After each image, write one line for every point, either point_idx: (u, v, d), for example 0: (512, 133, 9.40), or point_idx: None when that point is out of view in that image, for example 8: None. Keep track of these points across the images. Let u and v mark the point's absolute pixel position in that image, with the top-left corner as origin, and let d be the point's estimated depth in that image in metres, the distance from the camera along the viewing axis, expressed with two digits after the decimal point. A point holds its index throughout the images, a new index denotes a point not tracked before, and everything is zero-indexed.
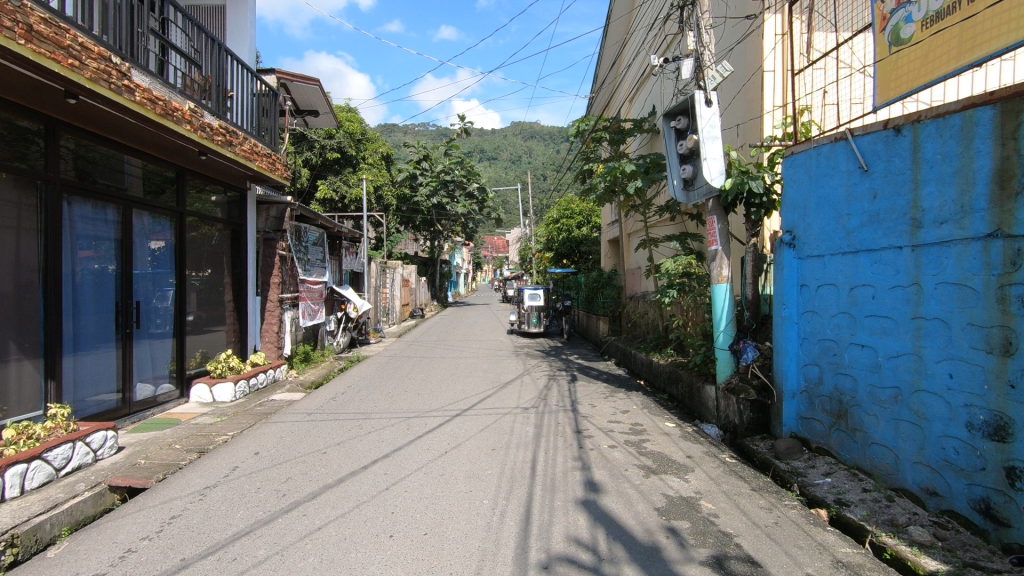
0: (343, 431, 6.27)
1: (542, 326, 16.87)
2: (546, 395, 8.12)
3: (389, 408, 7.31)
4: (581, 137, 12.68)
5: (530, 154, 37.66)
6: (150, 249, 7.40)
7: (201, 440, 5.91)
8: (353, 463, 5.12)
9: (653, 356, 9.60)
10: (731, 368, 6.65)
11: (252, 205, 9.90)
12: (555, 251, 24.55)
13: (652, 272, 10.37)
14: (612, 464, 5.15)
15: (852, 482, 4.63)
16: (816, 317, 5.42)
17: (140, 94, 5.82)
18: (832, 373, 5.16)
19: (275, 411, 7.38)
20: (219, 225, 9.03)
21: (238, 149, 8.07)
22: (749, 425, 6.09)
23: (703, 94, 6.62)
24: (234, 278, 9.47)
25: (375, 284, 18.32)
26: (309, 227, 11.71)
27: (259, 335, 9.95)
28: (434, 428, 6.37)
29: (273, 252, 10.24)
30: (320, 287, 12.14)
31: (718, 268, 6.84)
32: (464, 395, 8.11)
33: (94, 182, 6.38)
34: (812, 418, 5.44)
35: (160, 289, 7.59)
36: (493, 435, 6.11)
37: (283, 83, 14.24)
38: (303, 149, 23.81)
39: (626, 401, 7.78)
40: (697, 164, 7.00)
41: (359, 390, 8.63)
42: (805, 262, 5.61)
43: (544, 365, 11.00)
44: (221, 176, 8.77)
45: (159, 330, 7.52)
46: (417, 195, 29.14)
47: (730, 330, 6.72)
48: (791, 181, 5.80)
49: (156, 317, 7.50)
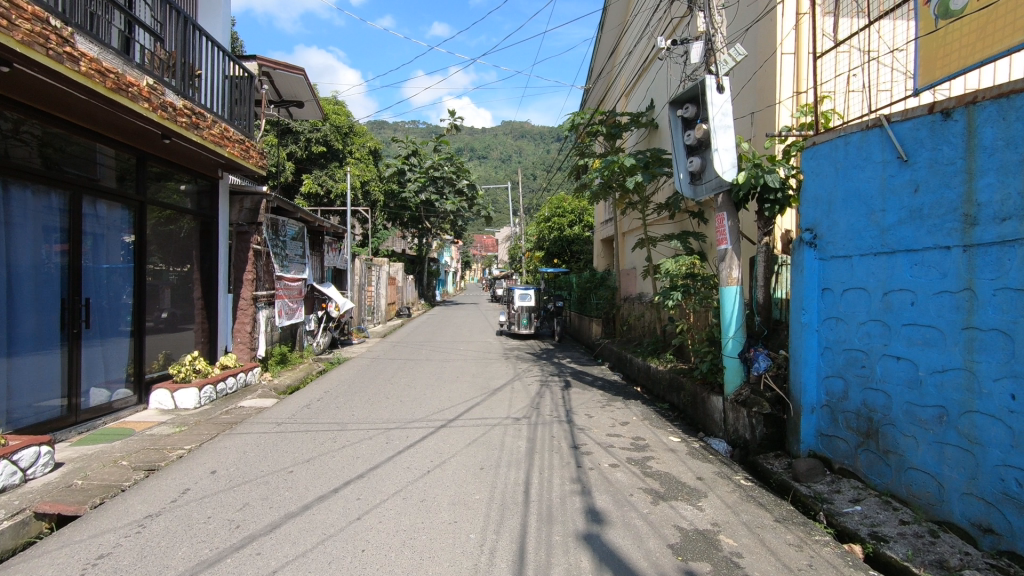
0: (315, 445, 5.64)
1: (533, 327, 16.28)
2: (539, 404, 7.55)
3: (367, 418, 6.68)
4: (576, 132, 12.16)
5: (520, 152, 37.16)
6: (123, 242, 6.96)
7: (153, 455, 5.24)
8: (321, 486, 4.49)
9: (651, 361, 9.05)
10: (740, 378, 6.12)
11: (224, 195, 9.21)
12: (547, 251, 24.02)
13: (651, 272, 9.85)
14: (615, 488, 4.58)
15: (886, 511, 4.10)
16: (841, 324, 4.89)
17: (86, 64, 5.13)
18: (859, 387, 4.64)
19: (242, 419, 6.71)
20: (187, 216, 8.34)
21: (206, 132, 7.38)
22: (761, 442, 5.56)
23: (714, 79, 6.08)
24: (203, 274, 8.77)
25: (360, 282, 17.61)
26: (288, 221, 11.02)
27: (230, 336, 9.24)
28: (416, 442, 5.76)
29: (247, 246, 9.51)
30: (298, 285, 11.45)
31: (727, 269, 6.31)
32: (450, 403, 7.51)
33: (58, 171, 5.98)
34: (834, 437, 4.93)
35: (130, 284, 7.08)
36: (481, 450, 5.51)
37: (265, 70, 13.55)
38: (288, 142, 23.03)
39: (624, 412, 7.21)
40: (706, 156, 6.47)
41: (337, 397, 7.99)
42: (827, 263, 5.09)
43: (535, 370, 10.42)
44: (189, 163, 8.09)
45: (130, 328, 7.05)
46: (405, 191, 28.45)
47: (739, 336, 6.19)
48: (812, 174, 5.29)
49: (126, 314, 7.00)
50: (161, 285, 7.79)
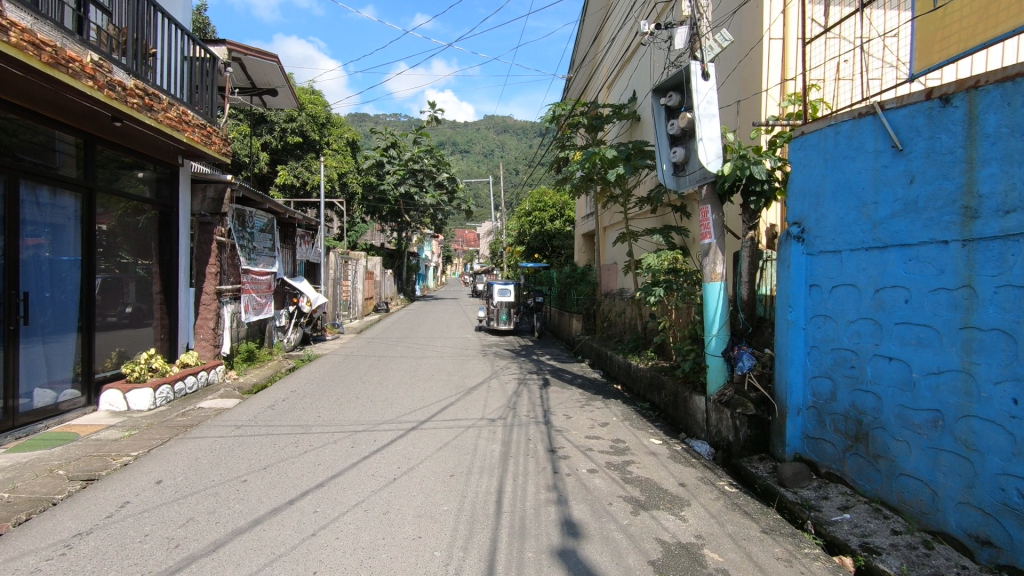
0: (274, 450, 5.28)
1: (512, 323, 15.99)
2: (515, 403, 7.26)
3: (334, 420, 6.33)
4: (557, 123, 11.88)
5: (502, 146, 36.75)
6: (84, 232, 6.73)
7: (94, 462, 4.82)
8: (275, 498, 4.13)
9: (632, 358, 8.82)
10: (723, 377, 5.92)
11: (185, 182, 8.70)
12: (528, 246, 23.73)
13: (631, 268, 9.62)
14: (593, 496, 4.30)
15: (876, 520, 3.89)
16: (829, 322, 4.68)
17: (17, 35, 4.66)
18: (848, 389, 4.43)
19: (199, 422, 6.29)
20: (143, 205, 7.85)
21: (161, 115, 6.91)
22: (745, 444, 5.34)
23: (699, 66, 5.80)
24: (161, 266, 8.29)
25: (336, 276, 17.11)
26: (256, 212, 10.54)
27: (192, 332, 8.78)
28: (384, 446, 5.42)
29: (210, 238, 9.01)
30: (267, 278, 10.99)
31: (711, 264, 6.07)
32: (423, 403, 7.18)
33: (12, 157, 5.73)
34: (822, 440, 4.72)
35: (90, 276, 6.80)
36: (453, 455, 5.20)
37: (235, 56, 13.00)
38: (262, 132, 22.32)
39: (604, 412, 6.95)
40: (689, 146, 6.23)
41: (304, 397, 7.60)
42: (815, 259, 4.87)
43: (514, 368, 10.12)
44: (146, 149, 7.61)
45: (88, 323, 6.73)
46: (384, 183, 27.87)
47: (723, 334, 5.98)
48: (800, 165, 5.07)
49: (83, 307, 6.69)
50: (127, 278, 7.60)
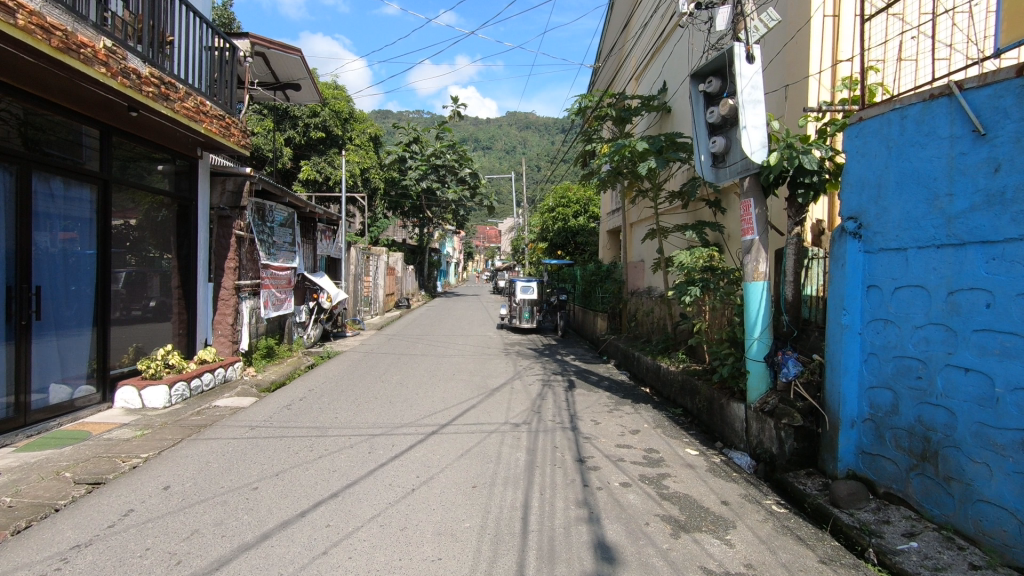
0: (288, 454, 5.03)
1: (534, 321, 15.65)
2: (540, 407, 6.92)
3: (352, 422, 6.07)
4: (584, 115, 11.51)
5: (524, 142, 36.37)
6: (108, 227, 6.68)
7: (102, 464, 4.62)
8: (286, 509, 3.87)
9: (661, 360, 8.42)
10: (766, 384, 5.52)
11: (205, 174, 8.55)
12: (551, 242, 23.34)
13: (661, 265, 9.20)
14: (629, 515, 3.94)
15: (950, 550, 3.47)
16: (891, 328, 4.25)
17: (25, 17, 4.45)
18: (913, 401, 4.01)
19: (213, 422, 6.07)
20: (161, 199, 7.70)
21: (178, 105, 6.72)
22: (791, 458, 4.94)
23: (744, 48, 5.38)
24: (180, 261, 8.15)
25: (356, 272, 16.96)
26: (275, 206, 10.34)
27: (210, 327, 8.62)
28: (402, 452, 5.13)
29: (229, 232, 8.83)
30: (287, 274, 10.83)
31: (754, 262, 5.64)
32: (444, 405, 6.89)
33: (38, 152, 5.73)
34: (881, 457, 4.29)
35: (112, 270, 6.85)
36: (475, 464, 4.88)
37: (258, 50, 12.89)
38: (285, 127, 22.29)
39: (635, 418, 6.57)
40: (730, 136, 5.81)
41: (322, 396, 7.38)
42: (875, 257, 4.43)
43: (537, 368, 9.78)
44: (164, 140, 7.47)
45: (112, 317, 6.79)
46: (406, 178, 27.71)
47: (766, 337, 5.58)
48: (856, 155, 4.65)
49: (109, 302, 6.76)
50: (150, 272, 7.55)
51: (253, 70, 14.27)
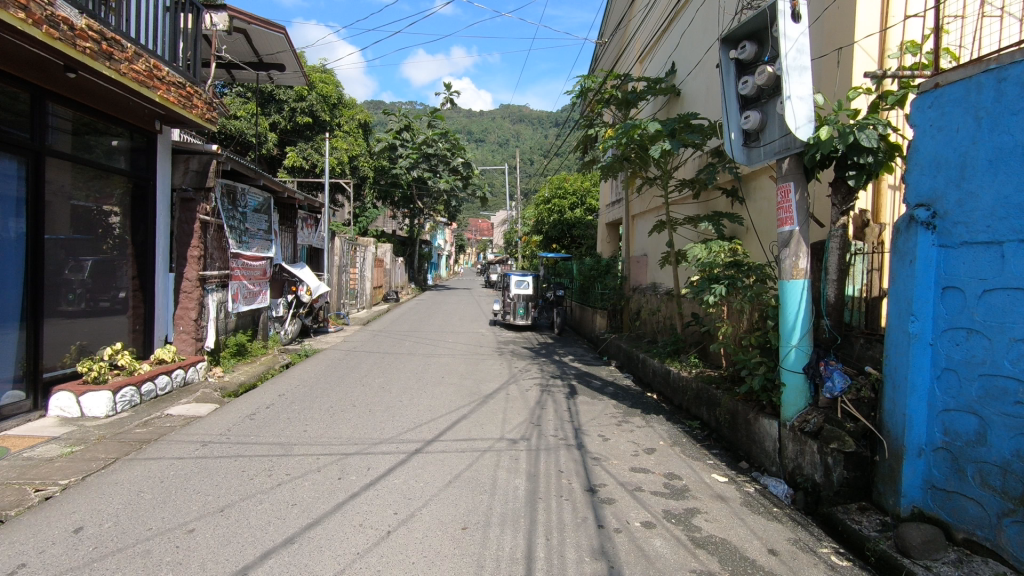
0: (241, 480, 4.19)
1: (529, 318, 14.84)
2: (540, 419, 6.11)
3: (323, 438, 5.23)
4: (587, 98, 10.71)
5: (518, 136, 35.57)
6: (70, 209, 6.27)
7: (6, 495, 3.75)
8: (225, 563, 3.03)
9: (671, 364, 7.65)
10: (804, 399, 4.78)
11: (164, 151, 7.62)
12: (545, 235, 22.50)
13: (671, 260, 8.42)
14: (658, 571, 3.14)
15: None
16: (977, 339, 3.48)
17: None
18: (1008, 431, 3.25)
19: (161, 436, 5.20)
20: (109, 177, 6.80)
21: (124, 66, 5.80)
22: (840, 489, 4.17)
23: (789, 4, 4.57)
24: (136, 249, 7.27)
25: (341, 263, 16.03)
26: (249, 189, 9.43)
27: (171, 323, 7.73)
28: (379, 479, 4.30)
29: (193, 216, 7.86)
30: (260, 264, 9.94)
31: (792, 258, 4.84)
32: (431, 415, 6.06)
33: None
34: (959, 495, 3.53)
35: (72, 258, 6.32)
36: (465, 495, 4.05)
37: (241, 26, 11.95)
38: (270, 111, 21.21)
39: (648, 434, 5.78)
40: (766, 111, 5.01)
41: (293, 403, 6.54)
42: (954, 252, 3.65)
43: (534, 370, 8.95)
44: (113, 109, 6.54)
45: (71, 308, 6.27)
46: (397, 167, 26.72)
47: (805, 345, 4.82)
48: (929, 130, 3.87)
49: (68, 291, 6.25)
50: (119, 261, 7.04)
51: (236, 48, 13.33)
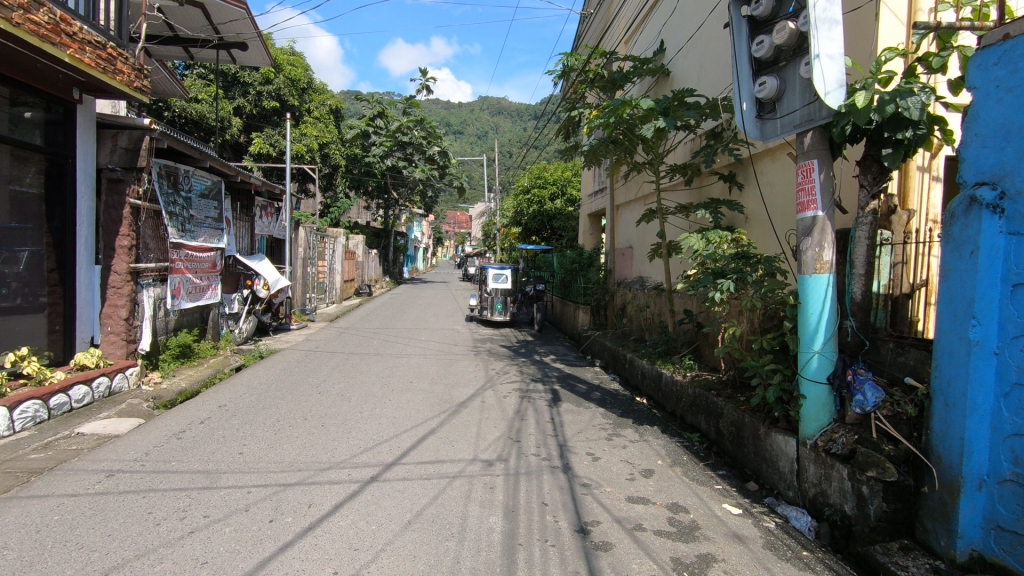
0: (142, 526, 3.32)
1: (508, 314, 14.05)
2: (520, 433, 5.34)
3: (260, 463, 4.38)
4: (569, 77, 9.93)
5: (497, 128, 34.71)
6: None
7: None
8: None
9: (662, 366, 6.95)
10: (827, 414, 4.08)
11: (87, 124, 6.60)
12: (525, 227, 21.76)
13: (660, 253, 7.70)
14: None
15: None
16: None
17: None
18: None
19: (60, 463, 4.28)
20: (13, 149, 5.79)
21: (18, 15, 4.81)
22: (879, 526, 3.47)
23: None
24: (54, 238, 6.28)
25: (307, 256, 15.00)
26: (194, 172, 8.44)
27: (98, 322, 6.74)
28: (323, 518, 3.50)
29: (121, 200, 6.81)
30: (208, 256, 8.96)
31: (815, 249, 4.14)
32: (393, 431, 5.24)
33: None
34: None
35: (5, 249, 5.80)
36: (427, 542, 3.25)
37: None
38: (234, 95, 19.98)
39: (643, 450, 5.06)
40: (786, 76, 4.31)
41: (233, 417, 5.64)
42: None
43: (513, 373, 8.16)
44: (16, 72, 5.55)
45: (3, 304, 5.76)
46: (370, 155, 25.60)
47: (829, 350, 4.12)
48: (994, 92, 3.17)
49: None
50: (35, 251, 6.09)
51: (189, 24, 12.17)
